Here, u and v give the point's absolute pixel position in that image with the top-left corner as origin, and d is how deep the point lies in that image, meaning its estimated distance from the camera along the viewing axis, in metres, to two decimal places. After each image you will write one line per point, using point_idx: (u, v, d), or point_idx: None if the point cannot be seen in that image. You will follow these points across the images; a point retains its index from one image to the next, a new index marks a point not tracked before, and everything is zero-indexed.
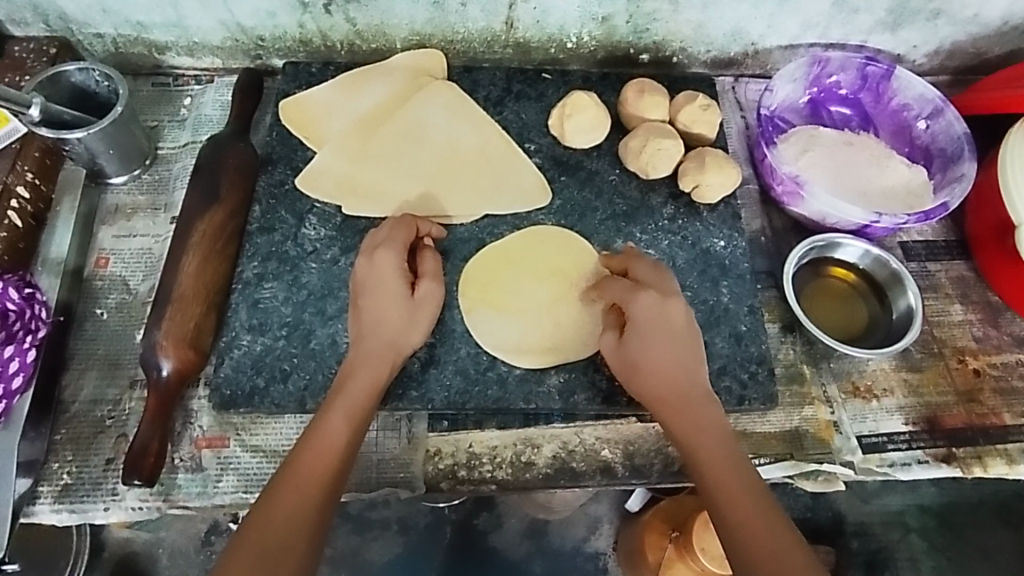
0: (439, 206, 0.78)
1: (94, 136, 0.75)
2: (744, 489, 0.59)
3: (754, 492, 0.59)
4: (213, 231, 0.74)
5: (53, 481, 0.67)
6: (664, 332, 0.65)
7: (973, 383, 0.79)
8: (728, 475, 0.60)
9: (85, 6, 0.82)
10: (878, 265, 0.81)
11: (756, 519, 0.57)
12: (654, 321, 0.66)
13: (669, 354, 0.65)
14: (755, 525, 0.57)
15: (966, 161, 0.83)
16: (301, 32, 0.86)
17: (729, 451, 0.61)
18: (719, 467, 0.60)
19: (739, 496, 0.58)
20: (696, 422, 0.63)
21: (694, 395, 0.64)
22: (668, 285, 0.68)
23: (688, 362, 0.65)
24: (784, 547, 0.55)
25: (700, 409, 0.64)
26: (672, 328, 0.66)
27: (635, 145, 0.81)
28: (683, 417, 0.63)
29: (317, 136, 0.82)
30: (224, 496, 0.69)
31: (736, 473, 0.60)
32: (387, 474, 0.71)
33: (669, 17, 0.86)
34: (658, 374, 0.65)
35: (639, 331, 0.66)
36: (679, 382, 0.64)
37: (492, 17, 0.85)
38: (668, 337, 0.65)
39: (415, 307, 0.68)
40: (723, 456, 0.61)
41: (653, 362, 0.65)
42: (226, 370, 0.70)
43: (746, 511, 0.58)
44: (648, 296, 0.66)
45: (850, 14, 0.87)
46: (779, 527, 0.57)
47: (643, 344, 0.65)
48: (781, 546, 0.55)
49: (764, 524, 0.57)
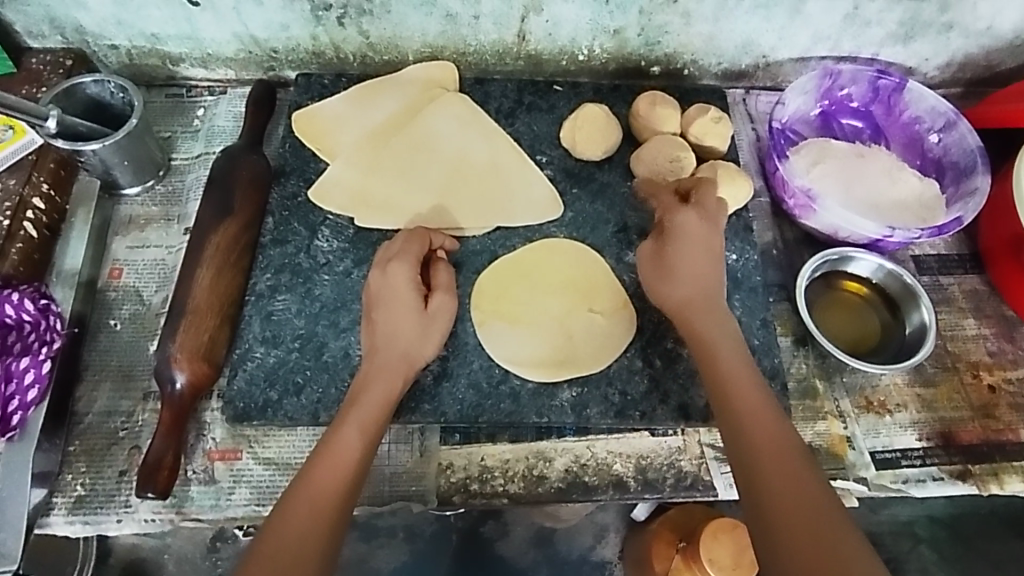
0: (451, 219, 0.78)
1: (109, 148, 0.75)
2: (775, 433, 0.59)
3: (786, 437, 0.59)
4: (227, 243, 0.75)
5: (67, 493, 0.68)
6: (700, 246, 0.70)
7: (988, 398, 0.78)
8: (759, 422, 0.60)
9: (101, 18, 0.82)
10: (891, 279, 0.81)
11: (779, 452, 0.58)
12: (696, 233, 0.70)
13: (704, 273, 0.69)
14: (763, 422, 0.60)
15: (980, 174, 0.83)
16: (314, 44, 0.87)
17: (763, 398, 0.62)
18: (750, 413, 0.61)
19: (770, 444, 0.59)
20: (727, 368, 0.64)
21: (728, 337, 0.66)
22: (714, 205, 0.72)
23: (715, 283, 0.69)
24: (810, 491, 0.55)
25: (733, 356, 0.65)
26: (709, 245, 0.70)
27: (646, 158, 0.81)
28: (715, 355, 0.65)
29: (329, 148, 0.82)
30: (237, 508, 0.68)
31: (767, 418, 0.60)
32: (399, 487, 0.70)
33: (681, 30, 0.86)
34: (691, 275, 0.68)
35: (676, 236, 0.70)
36: (704, 304, 0.68)
37: (504, 30, 0.86)
38: (705, 251, 0.69)
39: (428, 320, 0.68)
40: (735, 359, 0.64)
41: (686, 266, 0.69)
42: (239, 383, 0.70)
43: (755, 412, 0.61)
44: (693, 211, 0.71)
45: (862, 26, 0.87)
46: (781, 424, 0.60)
47: (679, 248, 0.70)
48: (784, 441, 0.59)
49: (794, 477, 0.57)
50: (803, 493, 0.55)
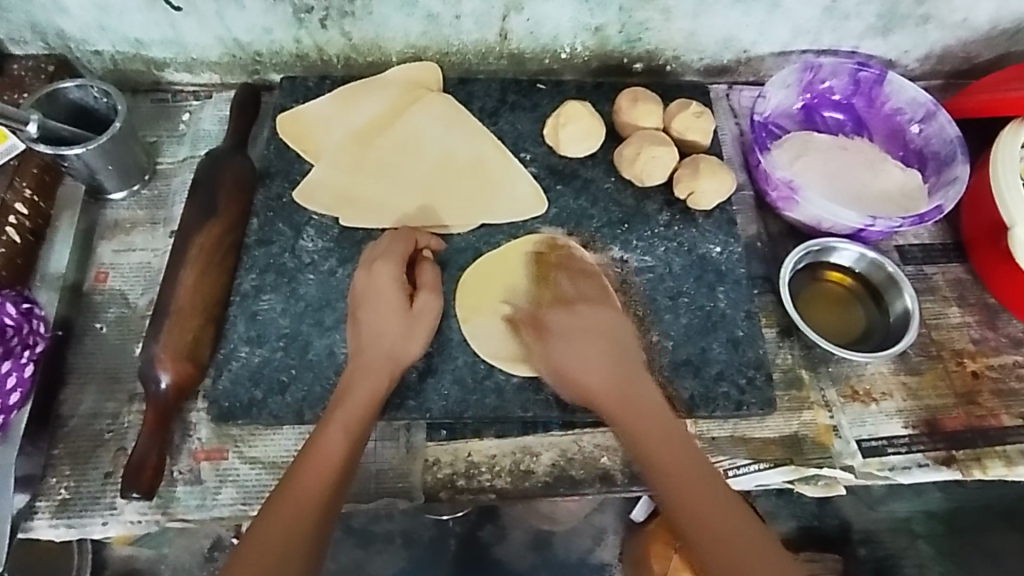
0: (436, 217, 0.78)
1: (93, 152, 0.76)
2: (720, 504, 0.58)
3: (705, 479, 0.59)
4: (211, 243, 0.75)
5: (51, 496, 0.67)
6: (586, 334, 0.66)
7: (971, 385, 0.79)
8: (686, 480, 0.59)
9: (83, 23, 0.83)
10: (874, 269, 0.81)
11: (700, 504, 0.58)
12: (579, 344, 0.65)
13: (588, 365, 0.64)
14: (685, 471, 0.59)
15: (959, 164, 0.84)
16: (297, 47, 0.87)
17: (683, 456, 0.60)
18: (685, 488, 0.58)
19: (713, 516, 0.57)
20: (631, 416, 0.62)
21: (621, 390, 0.63)
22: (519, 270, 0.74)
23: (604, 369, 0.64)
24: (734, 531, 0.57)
25: (655, 429, 0.61)
26: (591, 328, 0.66)
27: (628, 154, 0.81)
28: (635, 425, 0.62)
29: (313, 149, 0.83)
30: (223, 508, 0.68)
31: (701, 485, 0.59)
32: (385, 484, 0.70)
33: (661, 26, 0.87)
34: (584, 381, 0.64)
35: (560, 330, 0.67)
36: (618, 389, 0.63)
37: (485, 30, 0.86)
38: (610, 341, 0.66)
39: (412, 320, 0.68)
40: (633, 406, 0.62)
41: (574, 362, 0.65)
42: (225, 382, 0.70)
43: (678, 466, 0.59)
44: (425, 294, 0.69)
45: (841, 19, 0.88)
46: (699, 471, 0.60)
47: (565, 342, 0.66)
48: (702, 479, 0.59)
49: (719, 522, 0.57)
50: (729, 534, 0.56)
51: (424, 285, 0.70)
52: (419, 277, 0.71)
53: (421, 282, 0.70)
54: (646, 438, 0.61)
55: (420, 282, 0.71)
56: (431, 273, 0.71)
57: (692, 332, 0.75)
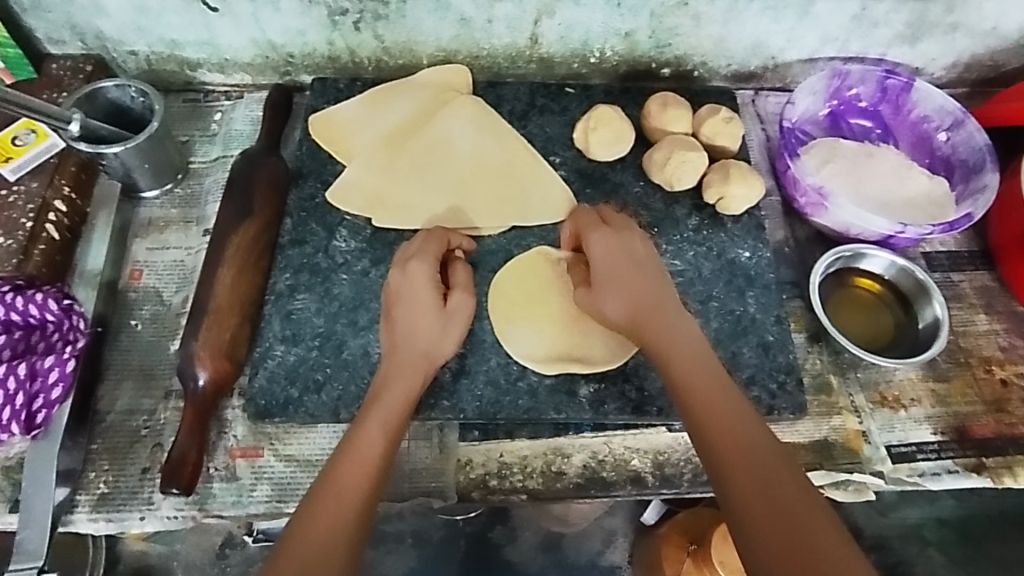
0: (467, 219, 0.79)
1: (130, 150, 0.77)
2: (734, 419, 0.58)
3: (723, 395, 0.59)
4: (247, 243, 0.76)
5: (90, 491, 0.68)
6: (628, 269, 0.67)
7: (1000, 393, 0.79)
8: (702, 388, 0.60)
9: (121, 24, 0.84)
10: (903, 276, 0.82)
11: (717, 411, 0.58)
12: (613, 252, 0.68)
13: (605, 256, 0.68)
14: (702, 380, 0.60)
15: (988, 172, 0.84)
16: (330, 50, 0.88)
17: (710, 373, 0.61)
18: (733, 458, 0.55)
19: (741, 437, 0.56)
20: (655, 314, 0.65)
21: (668, 342, 0.63)
22: (635, 242, 0.69)
23: (647, 277, 0.67)
24: (749, 451, 0.55)
25: (708, 392, 0.59)
26: (633, 253, 0.68)
27: (658, 158, 0.82)
28: (646, 320, 0.65)
29: (345, 151, 0.83)
30: (258, 505, 0.69)
31: (715, 397, 0.59)
32: (419, 483, 0.71)
33: (691, 32, 0.88)
34: (603, 265, 0.68)
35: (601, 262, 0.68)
36: (672, 344, 0.63)
37: (517, 33, 0.87)
38: (631, 251, 0.68)
39: (447, 318, 0.68)
40: (652, 300, 0.66)
41: (609, 268, 0.68)
42: (261, 380, 0.71)
43: (703, 381, 0.60)
44: (459, 292, 0.70)
45: (870, 27, 0.88)
46: (726, 391, 0.60)
47: (608, 266, 0.68)
48: (724, 396, 0.59)
49: (732, 444, 0.56)
50: (742, 452, 0.55)
51: (458, 284, 0.71)
52: (451, 275, 0.72)
53: (454, 283, 0.71)
54: (703, 404, 0.59)
55: (452, 282, 0.71)
56: (464, 273, 0.72)
57: (723, 336, 0.76)
